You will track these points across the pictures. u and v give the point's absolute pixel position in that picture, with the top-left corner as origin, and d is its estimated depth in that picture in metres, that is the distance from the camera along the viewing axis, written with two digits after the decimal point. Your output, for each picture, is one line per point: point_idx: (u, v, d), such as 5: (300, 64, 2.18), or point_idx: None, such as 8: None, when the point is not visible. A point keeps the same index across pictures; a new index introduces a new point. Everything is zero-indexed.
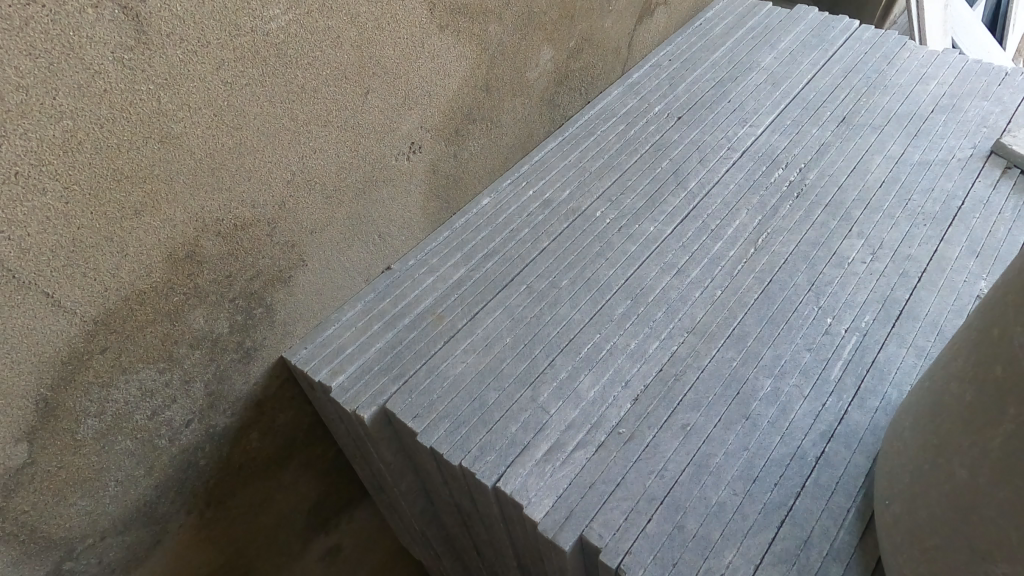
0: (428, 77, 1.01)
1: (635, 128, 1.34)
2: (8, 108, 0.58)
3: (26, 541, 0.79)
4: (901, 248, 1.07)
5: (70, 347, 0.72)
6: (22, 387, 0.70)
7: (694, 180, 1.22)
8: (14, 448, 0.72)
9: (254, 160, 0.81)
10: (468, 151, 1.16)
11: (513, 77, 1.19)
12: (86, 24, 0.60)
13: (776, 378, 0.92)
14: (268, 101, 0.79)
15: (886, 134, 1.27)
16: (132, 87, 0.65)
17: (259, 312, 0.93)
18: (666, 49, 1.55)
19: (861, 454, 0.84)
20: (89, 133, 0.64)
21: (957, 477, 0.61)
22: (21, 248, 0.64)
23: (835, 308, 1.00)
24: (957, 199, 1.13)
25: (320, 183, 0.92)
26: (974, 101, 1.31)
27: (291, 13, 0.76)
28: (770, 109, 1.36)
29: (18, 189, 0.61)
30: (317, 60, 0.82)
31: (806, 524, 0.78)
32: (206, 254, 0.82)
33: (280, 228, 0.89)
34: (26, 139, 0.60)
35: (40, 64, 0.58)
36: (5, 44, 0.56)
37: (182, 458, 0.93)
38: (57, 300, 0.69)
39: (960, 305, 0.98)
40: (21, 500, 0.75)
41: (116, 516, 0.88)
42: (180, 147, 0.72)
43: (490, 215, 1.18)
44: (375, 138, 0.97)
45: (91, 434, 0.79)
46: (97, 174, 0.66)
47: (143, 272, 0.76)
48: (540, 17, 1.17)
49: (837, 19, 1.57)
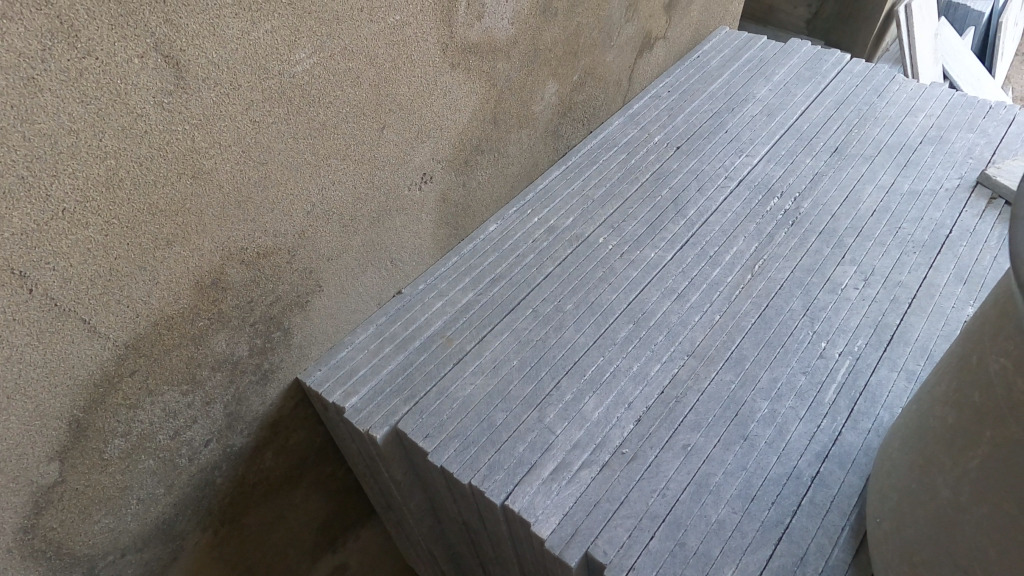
0: (441, 112, 1.06)
1: (635, 157, 1.39)
2: (60, 149, 0.62)
3: (52, 557, 0.81)
4: (892, 275, 1.12)
5: (103, 370, 0.76)
6: (58, 409, 0.73)
7: (693, 208, 1.27)
8: (46, 467, 0.75)
9: (278, 192, 0.86)
10: (476, 181, 1.21)
11: (519, 111, 1.24)
12: (133, 72, 0.65)
13: (773, 401, 0.96)
14: (293, 138, 0.84)
15: (877, 164, 1.33)
16: (170, 127, 0.70)
17: (277, 335, 0.97)
18: (665, 80, 1.61)
19: (854, 474, 0.88)
20: (129, 170, 0.68)
21: (941, 496, 0.64)
22: (64, 277, 0.68)
23: (829, 332, 1.05)
24: (945, 227, 1.19)
25: (337, 213, 0.96)
26: (961, 133, 1.37)
27: (316, 56, 0.81)
28: (766, 140, 1.41)
29: (64, 224, 0.65)
30: (338, 99, 0.87)
31: (803, 541, 0.82)
32: (230, 281, 0.86)
33: (299, 255, 0.94)
34: (74, 178, 0.64)
35: (91, 110, 0.63)
36: (62, 93, 0.60)
37: (201, 476, 0.97)
38: (93, 326, 0.72)
39: (948, 329, 1.03)
40: (51, 517, 0.78)
41: (136, 533, 0.90)
42: (210, 182, 0.77)
43: (497, 241, 1.23)
44: (389, 170, 1.01)
45: (118, 453, 0.82)
46: (134, 208, 0.70)
47: (171, 298, 0.79)
48: (546, 53, 1.23)
49: (828, 52, 1.64)
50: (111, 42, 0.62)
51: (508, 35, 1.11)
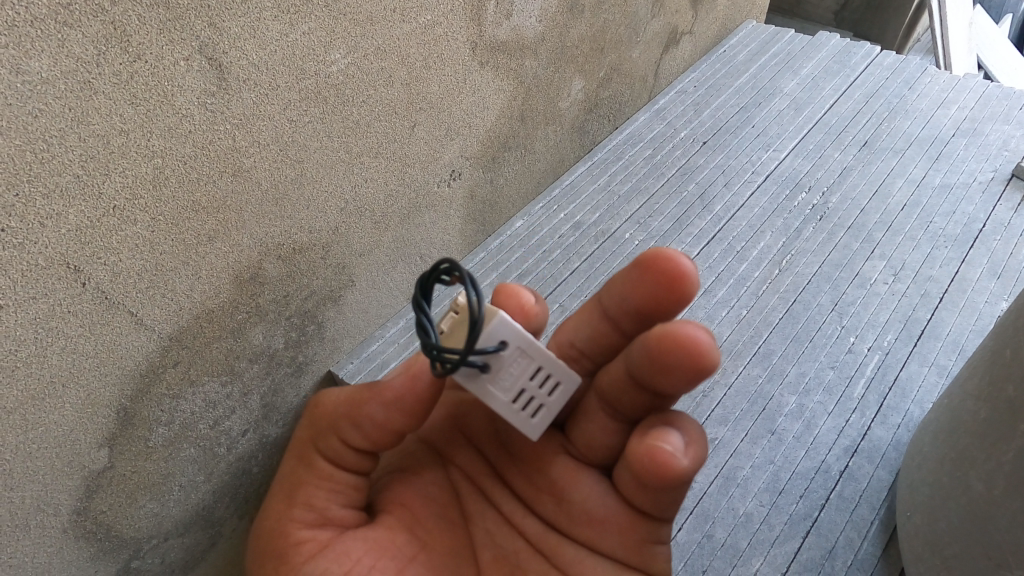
0: (470, 109, 1.08)
1: (661, 152, 1.40)
2: (111, 150, 0.65)
3: (102, 539, 0.84)
4: (922, 270, 1.11)
5: (148, 361, 0.79)
6: (108, 397, 0.76)
7: (719, 203, 1.27)
8: (97, 453, 0.78)
9: (313, 190, 0.88)
10: (503, 178, 1.22)
11: (546, 107, 1.24)
12: (178, 74, 0.67)
13: (801, 396, 0.97)
14: (328, 137, 0.86)
15: (908, 158, 1.32)
16: (213, 127, 0.73)
17: (311, 329, 0.99)
18: (691, 75, 1.60)
19: (884, 468, 0.88)
20: (175, 169, 0.71)
21: (973, 490, 0.64)
22: (114, 272, 0.71)
23: (858, 327, 1.05)
24: (978, 221, 1.18)
25: (370, 209, 0.99)
26: (995, 125, 1.35)
27: (350, 57, 0.84)
28: (793, 134, 1.41)
29: (115, 221, 0.68)
30: (371, 98, 0.89)
31: (831, 534, 0.83)
32: (268, 275, 0.88)
33: (333, 250, 0.96)
34: (125, 177, 0.67)
35: (140, 111, 0.66)
36: (113, 95, 0.63)
37: (239, 465, 1.00)
38: (140, 318, 0.75)
39: (981, 324, 1.03)
40: (100, 501, 0.81)
41: (178, 519, 0.94)
42: (250, 180, 0.80)
43: (524, 237, 1.25)
44: (419, 167, 1.03)
45: (161, 441, 0.85)
46: (178, 205, 0.73)
47: (212, 292, 0.82)
48: (572, 50, 1.23)
49: (857, 46, 1.64)
50: (158, 46, 0.64)
51: (535, 33, 1.12)
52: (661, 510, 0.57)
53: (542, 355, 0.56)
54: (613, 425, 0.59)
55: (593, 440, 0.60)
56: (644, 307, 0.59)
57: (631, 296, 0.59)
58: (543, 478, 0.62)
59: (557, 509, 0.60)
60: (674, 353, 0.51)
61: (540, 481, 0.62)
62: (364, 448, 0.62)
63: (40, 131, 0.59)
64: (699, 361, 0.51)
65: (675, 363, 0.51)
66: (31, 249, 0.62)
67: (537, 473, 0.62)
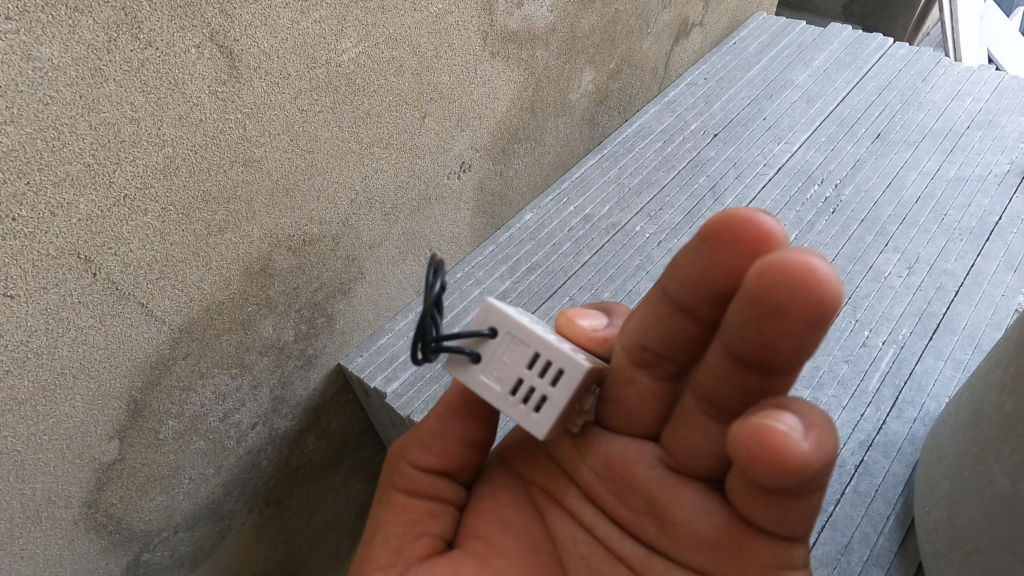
0: (481, 101, 1.07)
1: (671, 145, 1.38)
2: (122, 138, 0.64)
3: (112, 532, 0.84)
4: (937, 263, 1.10)
5: (158, 352, 0.78)
6: (118, 389, 0.76)
7: (731, 196, 1.26)
8: (107, 445, 0.77)
9: (323, 180, 0.87)
10: (513, 170, 1.21)
11: (556, 99, 1.23)
12: (189, 62, 0.66)
13: (815, 390, 0.95)
14: (338, 127, 0.86)
15: (922, 150, 1.30)
16: (223, 117, 0.72)
17: (321, 322, 0.99)
18: (701, 67, 1.59)
19: (899, 463, 0.87)
20: (185, 159, 0.71)
21: (997, 485, 0.63)
22: (125, 262, 0.70)
23: (872, 321, 1.03)
24: (994, 214, 1.16)
25: (380, 201, 0.98)
26: (1010, 117, 1.34)
27: (361, 46, 0.83)
28: (806, 126, 1.39)
29: (125, 211, 0.68)
30: (381, 88, 0.89)
31: (846, 529, 0.82)
32: (278, 267, 0.88)
33: (343, 242, 0.95)
34: (135, 165, 0.66)
35: (151, 99, 0.65)
36: (125, 83, 0.62)
37: (248, 458, 0.99)
38: (150, 310, 0.75)
39: (997, 318, 1.02)
40: (111, 493, 0.81)
41: (188, 512, 0.93)
42: (260, 170, 0.79)
43: (534, 230, 1.24)
44: (429, 159, 1.02)
45: (171, 434, 0.85)
46: (189, 195, 0.73)
47: (223, 284, 0.82)
48: (583, 41, 1.22)
49: (870, 38, 1.62)
50: (170, 33, 0.64)
51: (546, 24, 1.11)
52: (789, 527, 0.50)
53: (534, 340, 0.57)
54: (717, 431, 0.55)
55: (696, 451, 0.57)
56: (724, 285, 0.54)
57: (709, 276, 0.54)
58: (639, 500, 0.59)
59: (658, 532, 0.58)
60: (784, 285, 0.46)
61: (635, 502, 0.59)
62: (431, 471, 0.67)
63: (51, 118, 0.58)
64: (819, 293, 0.46)
65: (787, 298, 0.47)
66: (42, 239, 0.62)
67: (629, 492, 0.60)
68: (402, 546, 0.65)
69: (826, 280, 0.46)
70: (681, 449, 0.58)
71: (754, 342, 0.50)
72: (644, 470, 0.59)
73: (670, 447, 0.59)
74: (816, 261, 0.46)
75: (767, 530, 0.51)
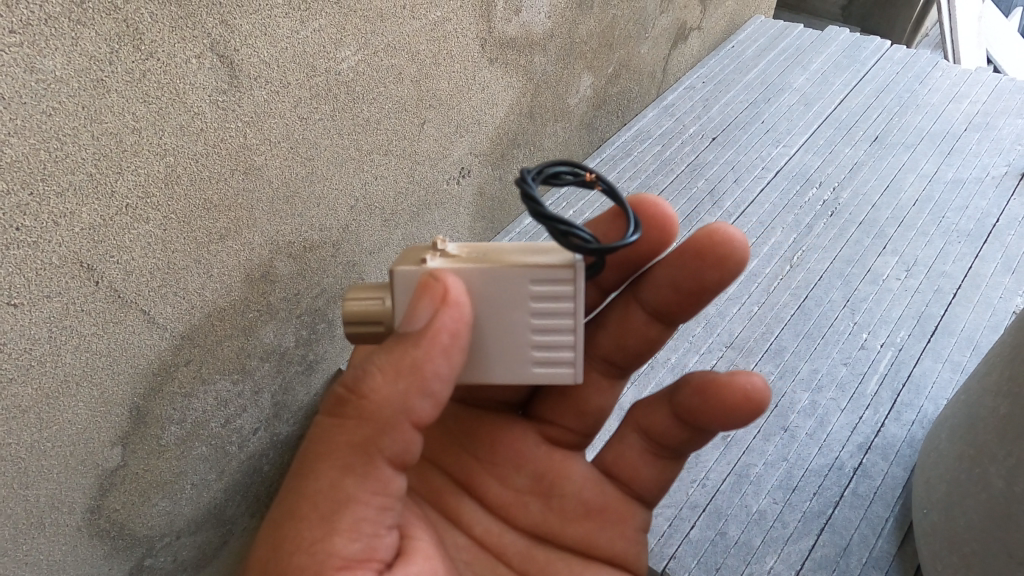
0: (479, 107, 1.07)
1: (670, 148, 1.39)
2: (124, 148, 0.65)
3: (114, 538, 0.85)
4: (935, 265, 1.11)
5: (160, 359, 0.79)
6: (121, 396, 0.76)
7: (729, 199, 1.26)
8: (110, 451, 0.78)
9: (324, 187, 0.88)
10: (512, 175, 1.22)
11: (555, 104, 1.24)
12: (190, 72, 0.67)
13: (814, 393, 0.96)
14: (339, 134, 0.86)
15: (920, 152, 1.31)
16: (224, 125, 0.73)
17: (321, 327, 0.99)
18: (699, 71, 1.59)
19: (898, 465, 0.87)
20: (187, 168, 0.71)
21: (993, 487, 0.63)
22: (127, 271, 0.71)
23: (870, 323, 1.04)
24: (992, 216, 1.17)
25: (380, 207, 0.98)
26: (1007, 120, 1.35)
27: (360, 54, 0.84)
28: (804, 129, 1.40)
29: (128, 220, 0.68)
30: (381, 95, 0.89)
31: (845, 532, 0.82)
32: (279, 273, 0.88)
33: (343, 248, 0.96)
34: (137, 175, 0.67)
35: (152, 109, 0.66)
36: (126, 93, 0.63)
37: (249, 464, 1.00)
38: (152, 317, 0.75)
39: (995, 320, 1.02)
40: (114, 499, 0.82)
41: (190, 517, 0.94)
42: (261, 178, 0.79)
43: (533, 234, 1.24)
44: (428, 165, 1.03)
45: (173, 440, 0.85)
46: (190, 204, 0.73)
47: (224, 291, 0.82)
48: (581, 46, 1.23)
49: (867, 40, 1.62)
50: (171, 44, 0.64)
51: (544, 29, 1.12)
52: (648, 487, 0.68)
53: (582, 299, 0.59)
54: (607, 387, 0.69)
55: (587, 413, 0.69)
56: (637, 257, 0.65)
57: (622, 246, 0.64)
58: (523, 477, 0.66)
59: (543, 507, 0.65)
60: (727, 245, 0.61)
61: (520, 482, 0.66)
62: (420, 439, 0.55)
63: (54, 130, 0.59)
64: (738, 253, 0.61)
65: (726, 254, 0.61)
66: (45, 248, 0.62)
67: (517, 472, 0.66)
68: (371, 540, 0.52)
69: (741, 246, 0.61)
70: (572, 417, 0.69)
71: (683, 294, 0.63)
72: (532, 450, 0.67)
73: (556, 421, 0.69)
74: (733, 230, 0.62)
75: (637, 493, 0.68)
